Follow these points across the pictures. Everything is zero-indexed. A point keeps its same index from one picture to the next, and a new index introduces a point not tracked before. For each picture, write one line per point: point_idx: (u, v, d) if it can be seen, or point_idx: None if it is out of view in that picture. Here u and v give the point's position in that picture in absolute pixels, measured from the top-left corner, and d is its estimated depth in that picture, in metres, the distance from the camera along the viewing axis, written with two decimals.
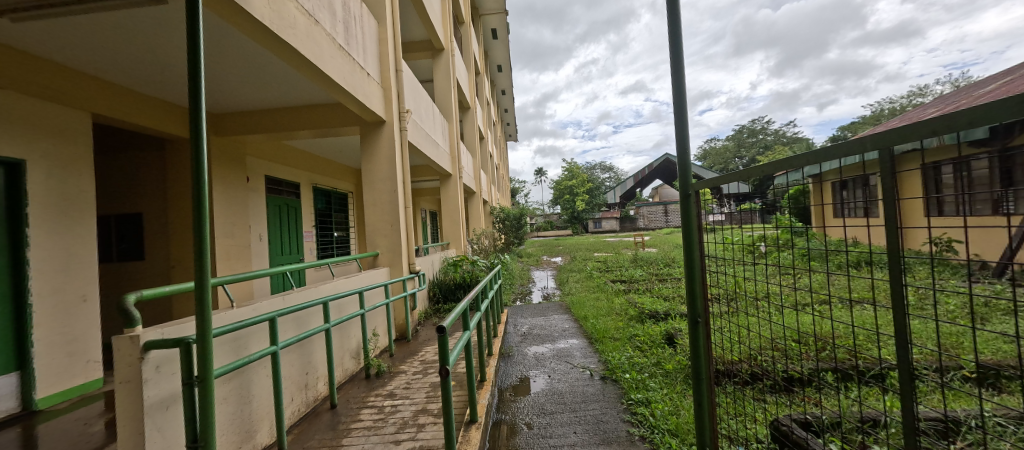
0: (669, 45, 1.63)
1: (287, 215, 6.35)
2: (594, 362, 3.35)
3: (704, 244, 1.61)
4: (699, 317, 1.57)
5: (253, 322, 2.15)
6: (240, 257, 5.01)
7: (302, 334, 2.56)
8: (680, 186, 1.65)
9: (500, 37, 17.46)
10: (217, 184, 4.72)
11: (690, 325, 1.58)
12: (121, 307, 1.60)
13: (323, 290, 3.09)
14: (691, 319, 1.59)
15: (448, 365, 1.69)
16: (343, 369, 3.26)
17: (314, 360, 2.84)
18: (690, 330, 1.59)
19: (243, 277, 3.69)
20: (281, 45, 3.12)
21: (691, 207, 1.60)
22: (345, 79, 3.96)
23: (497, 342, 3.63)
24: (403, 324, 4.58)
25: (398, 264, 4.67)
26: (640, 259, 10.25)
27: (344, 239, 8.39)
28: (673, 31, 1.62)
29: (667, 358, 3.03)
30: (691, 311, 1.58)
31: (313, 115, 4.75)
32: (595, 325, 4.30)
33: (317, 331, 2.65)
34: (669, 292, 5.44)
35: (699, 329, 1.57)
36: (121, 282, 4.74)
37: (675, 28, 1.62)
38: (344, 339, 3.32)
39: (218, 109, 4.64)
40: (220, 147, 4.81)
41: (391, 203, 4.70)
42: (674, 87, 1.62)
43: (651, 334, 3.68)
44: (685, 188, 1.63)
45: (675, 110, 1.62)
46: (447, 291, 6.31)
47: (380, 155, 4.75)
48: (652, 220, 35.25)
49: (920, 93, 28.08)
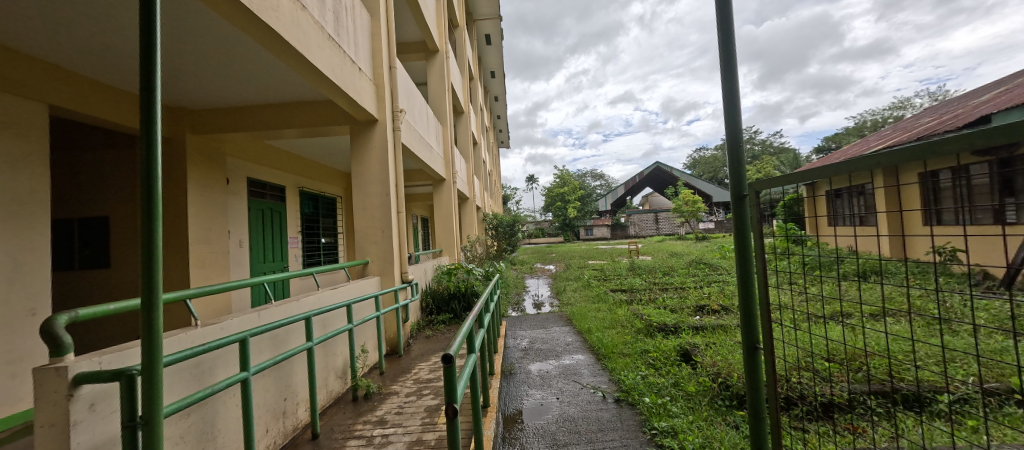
0: (720, 35, 1.55)
1: (270, 220, 5.99)
2: (605, 382, 3.07)
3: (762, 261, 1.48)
4: (756, 344, 1.45)
5: (220, 344, 1.82)
6: (217, 264, 4.63)
7: (278, 357, 2.22)
8: (732, 185, 1.52)
9: (494, 43, 17.34)
10: (193, 184, 4.36)
11: (747, 353, 1.46)
12: (46, 330, 1.28)
13: (307, 304, 2.77)
14: (748, 346, 1.47)
15: (455, 404, 1.34)
16: (327, 390, 2.93)
17: (293, 384, 2.51)
18: (746, 358, 1.47)
19: (221, 287, 3.36)
20: (262, 29, 2.83)
21: (747, 209, 1.48)
22: (333, 72, 3.67)
23: (496, 359, 3.32)
24: (394, 337, 4.25)
25: (389, 273, 4.35)
26: (637, 268, 10.05)
27: (332, 246, 8.01)
28: (725, 21, 1.54)
29: (686, 378, 2.79)
30: (749, 338, 1.46)
31: (300, 113, 4.45)
32: (601, 339, 4.02)
33: (297, 351, 2.32)
34: (674, 303, 5.21)
35: (757, 357, 1.45)
36: (83, 291, 4.31)
37: (727, 18, 1.55)
38: (328, 357, 2.99)
39: (196, 105, 4.31)
40: (197, 145, 4.47)
41: (382, 207, 4.39)
42: (725, 79, 1.53)
43: (663, 350, 3.42)
44: (737, 187, 1.51)
45: (727, 102, 1.53)
46: (441, 301, 5.98)
47: (371, 156, 4.44)
48: (643, 228, 35.43)
49: (901, 106, 28.87)
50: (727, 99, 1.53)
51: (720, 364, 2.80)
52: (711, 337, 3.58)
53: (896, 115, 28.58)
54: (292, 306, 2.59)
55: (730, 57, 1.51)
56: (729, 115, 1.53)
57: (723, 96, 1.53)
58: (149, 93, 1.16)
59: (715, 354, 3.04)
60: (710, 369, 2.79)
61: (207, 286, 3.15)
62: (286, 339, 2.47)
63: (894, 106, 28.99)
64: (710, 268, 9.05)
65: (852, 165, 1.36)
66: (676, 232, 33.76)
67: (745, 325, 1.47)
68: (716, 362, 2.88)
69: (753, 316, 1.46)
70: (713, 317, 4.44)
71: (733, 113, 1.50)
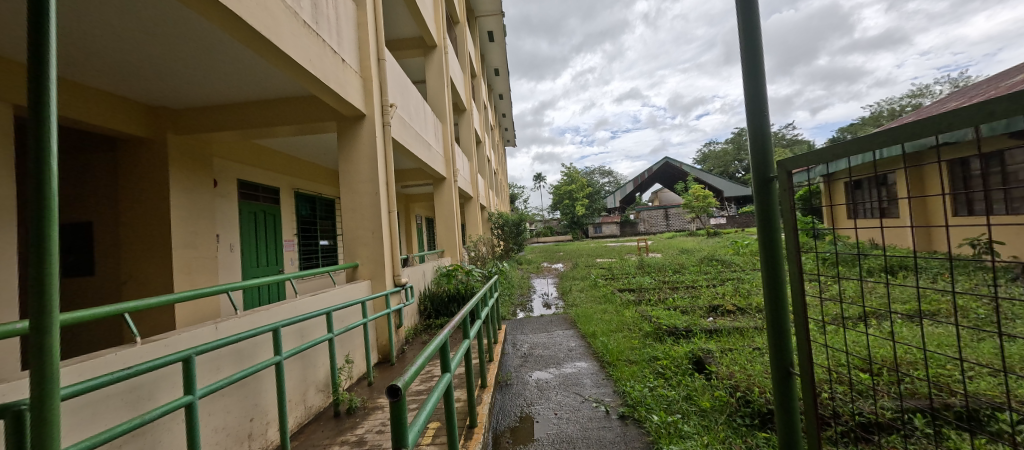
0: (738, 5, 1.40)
1: (263, 223, 5.81)
2: (608, 395, 2.79)
3: (798, 263, 1.29)
4: (790, 370, 1.29)
5: (159, 364, 1.59)
6: (204, 269, 4.44)
7: (239, 374, 1.98)
8: (755, 169, 1.36)
9: (496, 39, 17.05)
10: (176, 187, 4.18)
11: (778, 380, 1.30)
12: None
13: (281, 313, 2.55)
14: (780, 371, 1.31)
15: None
16: (305, 405, 2.70)
17: (262, 402, 2.28)
18: (777, 385, 1.32)
19: (210, 292, 3.25)
20: (224, 14, 2.59)
21: (772, 197, 1.32)
22: (312, 63, 3.42)
23: (490, 370, 3.07)
24: (386, 344, 4.01)
25: (381, 277, 4.11)
26: (645, 266, 9.70)
27: (331, 249, 7.83)
28: None
29: (700, 388, 2.51)
30: (780, 362, 1.30)
31: (284, 109, 4.25)
32: (607, 344, 3.72)
33: (262, 367, 2.08)
34: (685, 304, 4.87)
35: (791, 383, 1.29)
36: (68, 299, 4.19)
37: None
38: (308, 370, 2.76)
39: (177, 103, 4.14)
40: (181, 146, 4.30)
41: (372, 207, 4.15)
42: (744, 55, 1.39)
43: (674, 356, 3.13)
44: (762, 172, 1.35)
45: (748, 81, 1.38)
46: (439, 304, 5.73)
47: (359, 153, 4.21)
48: (653, 225, 34.90)
49: (920, 94, 27.86)
50: (748, 88, 1.38)
51: (738, 375, 2.49)
52: (727, 341, 3.27)
53: (914, 103, 27.62)
54: (261, 316, 2.35)
55: (752, 43, 1.36)
56: (751, 107, 1.38)
57: (743, 85, 1.38)
58: (40, 67, 0.78)
59: (732, 361, 2.75)
60: (727, 379, 2.50)
61: (192, 291, 3.03)
62: (252, 353, 2.24)
63: (913, 94, 27.98)
64: (722, 265, 8.68)
65: (887, 138, 1.08)
66: (687, 228, 33.15)
67: (775, 348, 1.31)
68: (733, 372, 2.56)
69: (785, 339, 1.30)
70: (729, 319, 4.10)
71: (758, 101, 1.34)
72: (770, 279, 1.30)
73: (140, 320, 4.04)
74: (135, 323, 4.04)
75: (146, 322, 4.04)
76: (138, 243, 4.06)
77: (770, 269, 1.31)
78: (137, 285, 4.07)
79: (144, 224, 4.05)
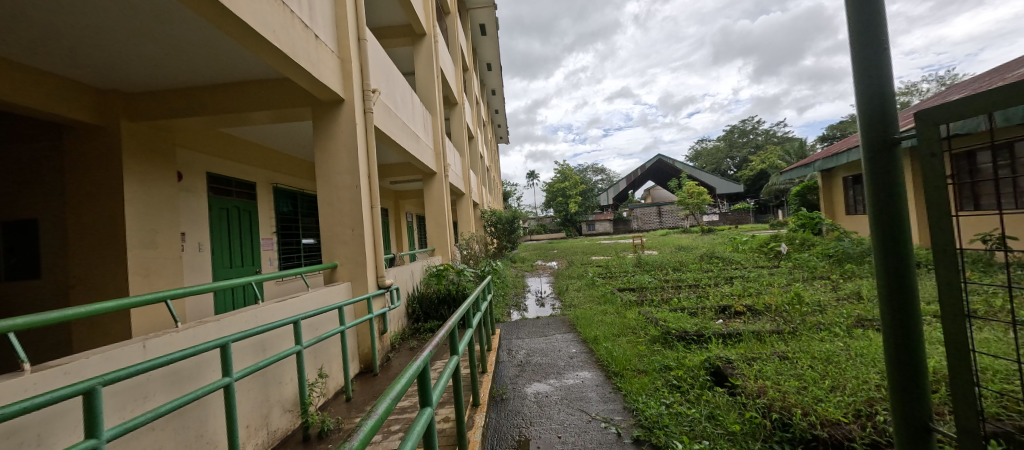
0: None
1: (237, 220, 5.38)
2: (618, 413, 2.45)
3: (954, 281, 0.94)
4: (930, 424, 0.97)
5: (59, 398, 1.21)
6: (164, 272, 3.99)
7: (180, 402, 1.60)
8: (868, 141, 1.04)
9: (488, 33, 16.61)
10: (131, 180, 3.73)
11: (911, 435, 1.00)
12: None
13: (236, 323, 2.17)
14: (916, 423, 0.99)
15: None
16: (266, 431, 2.32)
17: (208, 431, 1.91)
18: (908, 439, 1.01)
19: (185, 292, 2.95)
20: None
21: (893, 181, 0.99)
22: (277, 37, 2.96)
23: (484, 385, 2.72)
24: (369, 352, 3.64)
25: (362, 279, 3.72)
26: (643, 264, 9.43)
27: (314, 247, 7.39)
28: None
29: (724, 405, 2.18)
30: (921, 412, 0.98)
31: (252, 93, 3.84)
32: (611, 352, 3.38)
33: (205, 392, 1.70)
34: (691, 304, 4.58)
35: (932, 441, 0.98)
36: (12, 305, 3.73)
37: None
38: (269, 388, 2.38)
39: (129, 85, 3.70)
40: (137, 134, 3.85)
41: (352, 202, 3.75)
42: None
43: (687, 367, 2.81)
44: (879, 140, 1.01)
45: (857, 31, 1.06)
46: (429, 307, 5.36)
47: (337, 141, 3.81)
48: (646, 222, 34.92)
49: (907, 93, 28.21)
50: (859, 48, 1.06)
51: (770, 392, 2.12)
52: (746, 348, 2.95)
53: (902, 101, 27.98)
54: (210, 328, 1.97)
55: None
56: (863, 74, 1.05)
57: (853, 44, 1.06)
58: None
59: (758, 370, 2.42)
60: (757, 396, 2.13)
61: (159, 295, 2.72)
62: (193, 374, 1.85)
63: (901, 92, 28.31)
64: (722, 262, 8.43)
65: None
66: (680, 225, 33.20)
67: (906, 393, 1.00)
68: (763, 389, 2.18)
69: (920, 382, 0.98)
70: (743, 322, 3.79)
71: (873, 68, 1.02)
72: (896, 299, 0.99)
73: (90, 329, 3.60)
74: (85, 332, 3.60)
75: (97, 330, 3.60)
76: (88, 242, 3.62)
77: (889, 285, 1.02)
78: (89, 290, 3.64)
79: (94, 220, 3.61)
